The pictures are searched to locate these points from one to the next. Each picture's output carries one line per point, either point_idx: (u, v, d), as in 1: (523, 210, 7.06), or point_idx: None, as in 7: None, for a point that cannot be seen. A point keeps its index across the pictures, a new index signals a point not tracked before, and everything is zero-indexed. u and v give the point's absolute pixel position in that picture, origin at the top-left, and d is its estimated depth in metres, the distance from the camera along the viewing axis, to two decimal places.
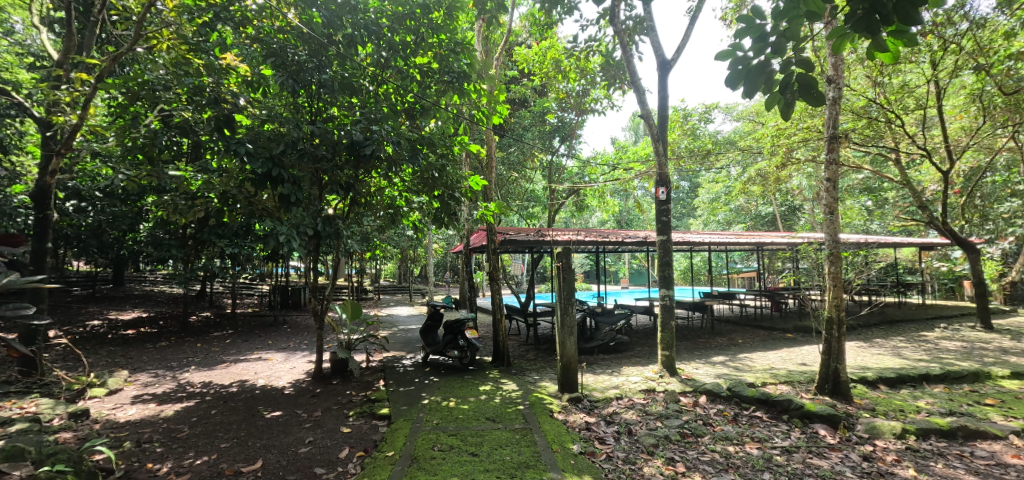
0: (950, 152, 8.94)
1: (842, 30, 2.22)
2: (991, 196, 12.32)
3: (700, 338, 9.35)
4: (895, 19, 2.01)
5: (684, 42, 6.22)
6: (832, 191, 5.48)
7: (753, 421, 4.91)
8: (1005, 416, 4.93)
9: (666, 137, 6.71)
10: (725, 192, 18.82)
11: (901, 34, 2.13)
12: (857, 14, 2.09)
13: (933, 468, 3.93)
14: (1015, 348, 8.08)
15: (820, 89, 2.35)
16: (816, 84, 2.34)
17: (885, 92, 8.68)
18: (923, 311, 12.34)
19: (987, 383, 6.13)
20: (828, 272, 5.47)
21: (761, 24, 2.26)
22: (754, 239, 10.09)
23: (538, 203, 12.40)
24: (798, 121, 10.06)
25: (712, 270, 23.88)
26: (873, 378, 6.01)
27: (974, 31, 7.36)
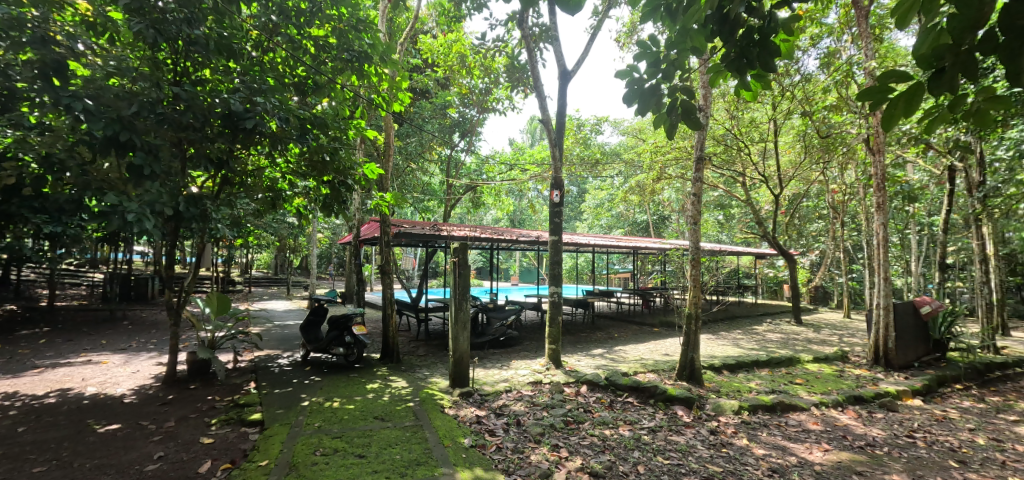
0: (781, 180, 10.97)
1: (718, 67, 2.51)
2: (805, 217, 16.02)
3: (582, 332, 10.10)
4: (758, 65, 2.24)
5: (584, 56, 6.59)
6: (696, 204, 6.35)
7: (625, 406, 5.48)
8: (808, 392, 6.22)
9: (563, 143, 7.04)
10: (608, 199, 20.77)
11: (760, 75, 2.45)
12: (731, 54, 2.31)
13: (761, 436, 4.80)
14: (817, 338, 10.23)
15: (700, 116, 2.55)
16: (696, 110, 2.53)
17: (738, 125, 10.37)
18: (756, 309, 14.92)
19: (798, 366, 7.67)
20: (690, 273, 6.30)
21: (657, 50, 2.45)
22: (631, 243, 11.18)
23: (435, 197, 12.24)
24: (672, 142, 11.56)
25: (593, 269, 25.95)
26: (719, 365, 7.12)
27: (802, 84, 9.09)
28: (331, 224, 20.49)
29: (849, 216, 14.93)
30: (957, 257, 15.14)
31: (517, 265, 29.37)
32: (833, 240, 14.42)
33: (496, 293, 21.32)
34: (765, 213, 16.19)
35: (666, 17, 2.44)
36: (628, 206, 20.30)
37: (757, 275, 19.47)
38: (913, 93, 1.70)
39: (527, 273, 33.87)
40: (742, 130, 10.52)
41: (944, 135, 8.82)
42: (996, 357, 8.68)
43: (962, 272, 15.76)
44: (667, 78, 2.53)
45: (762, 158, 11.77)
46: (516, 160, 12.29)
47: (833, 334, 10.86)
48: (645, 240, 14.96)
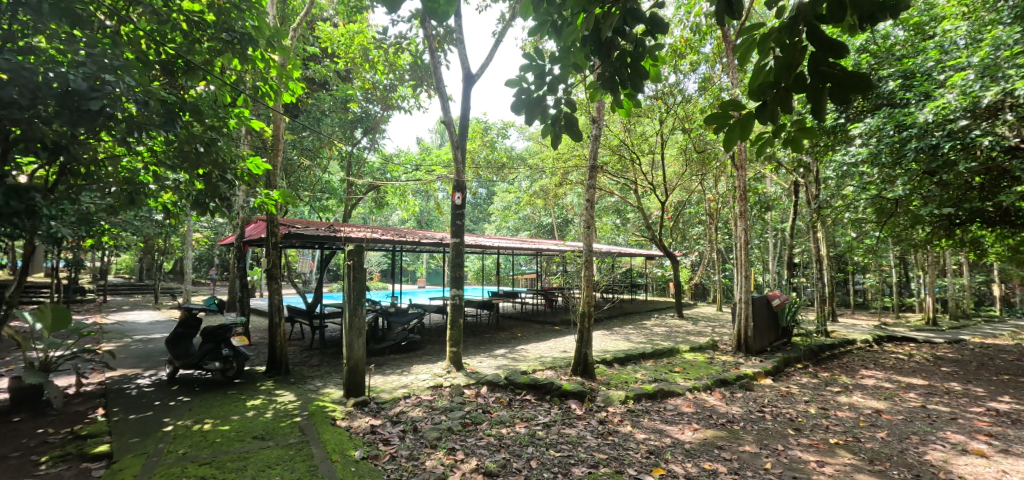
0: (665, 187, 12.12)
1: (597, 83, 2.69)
2: (688, 222, 18.27)
3: (486, 333, 10.22)
4: (628, 85, 2.44)
5: (488, 61, 6.67)
6: (591, 209, 6.75)
7: (523, 404, 5.64)
8: (685, 379, 6.93)
9: (465, 146, 7.06)
10: (515, 202, 21.32)
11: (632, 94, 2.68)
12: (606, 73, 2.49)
13: (643, 422, 5.24)
14: (695, 330, 11.44)
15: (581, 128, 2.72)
16: (578, 122, 2.69)
17: (630, 136, 11.30)
18: (646, 305, 16.28)
19: (677, 356, 8.51)
20: (584, 274, 6.68)
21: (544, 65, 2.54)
22: (534, 245, 11.59)
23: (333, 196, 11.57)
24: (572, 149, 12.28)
25: (499, 271, 26.39)
26: (610, 359, 7.64)
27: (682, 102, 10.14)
28: (212, 223, 18.43)
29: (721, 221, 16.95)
30: (802, 256, 17.91)
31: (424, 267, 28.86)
32: (708, 243, 16.25)
33: (401, 297, 20.72)
34: (654, 218, 17.77)
35: (552, 32, 2.56)
36: (534, 208, 21.00)
37: (648, 274, 21.26)
38: (744, 119, 2.08)
39: (435, 275, 33.46)
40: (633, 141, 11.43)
41: (790, 154, 10.40)
42: (828, 340, 10.42)
43: (806, 269, 18.68)
44: (552, 90, 2.66)
45: (651, 167, 12.91)
46: (421, 161, 12.14)
47: (708, 325, 12.23)
48: (547, 242, 15.58)
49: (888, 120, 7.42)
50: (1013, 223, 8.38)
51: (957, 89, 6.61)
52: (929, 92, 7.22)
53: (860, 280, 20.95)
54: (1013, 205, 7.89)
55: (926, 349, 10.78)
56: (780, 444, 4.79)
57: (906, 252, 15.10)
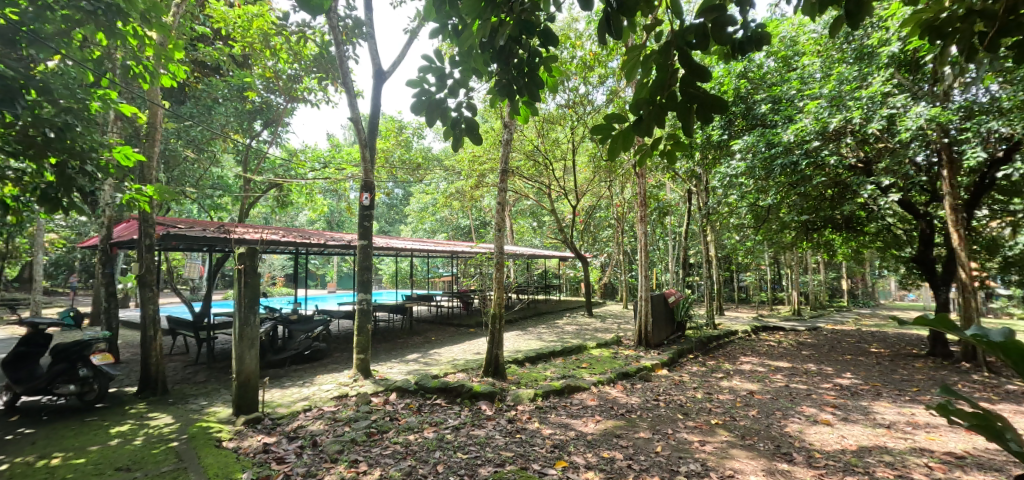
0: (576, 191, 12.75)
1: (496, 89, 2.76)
2: (598, 225, 19.39)
3: (398, 338, 9.94)
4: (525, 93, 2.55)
5: (400, 59, 6.51)
6: (502, 212, 6.86)
7: (433, 409, 5.57)
8: (590, 373, 7.31)
9: (375, 144, 6.82)
10: (432, 204, 21.06)
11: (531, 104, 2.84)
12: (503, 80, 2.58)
13: (550, 417, 5.44)
14: (602, 327, 12.12)
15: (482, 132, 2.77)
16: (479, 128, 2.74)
17: (543, 142, 11.80)
18: (558, 305, 16.91)
19: (585, 352, 8.95)
20: (495, 276, 6.77)
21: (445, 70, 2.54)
22: (449, 248, 11.53)
23: (227, 194, 10.57)
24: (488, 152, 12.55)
25: (415, 274, 25.84)
26: (521, 358, 7.81)
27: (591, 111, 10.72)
28: (76, 221, 15.93)
29: (627, 224, 18.17)
30: (696, 257, 19.74)
31: (334, 271, 27.39)
32: (615, 244, 17.32)
33: (308, 302, 19.47)
34: (566, 220, 18.56)
35: (453, 36, 2.59)
36: (451, 210, 20.93)
37: (561, 275, 22.12)
38: (626, 131, 2.35)
39: (346, 279, 31.92)
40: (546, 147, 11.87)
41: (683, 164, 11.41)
42: (715, 331, 11.59)
43: (698, 268, 20.60)
44: (453, 93, 2.68)
45: (564, 172, 13.49)
46: (331, 159, 11.64)
47: (614, 322, 13.02)
48: (463, 244, 15.59)
49: (760, 138, 8.47)
50: (854, 228, 9.95)
51: (813, 114, 7.68)
52: (792, 115, 8.37)
53: (742, 277, 23.58)
54: (854, 213, 9.37)
55: (792, 337, 12.41)
56: (671, 428, 5.24)
57: (777, 253, 17.25)
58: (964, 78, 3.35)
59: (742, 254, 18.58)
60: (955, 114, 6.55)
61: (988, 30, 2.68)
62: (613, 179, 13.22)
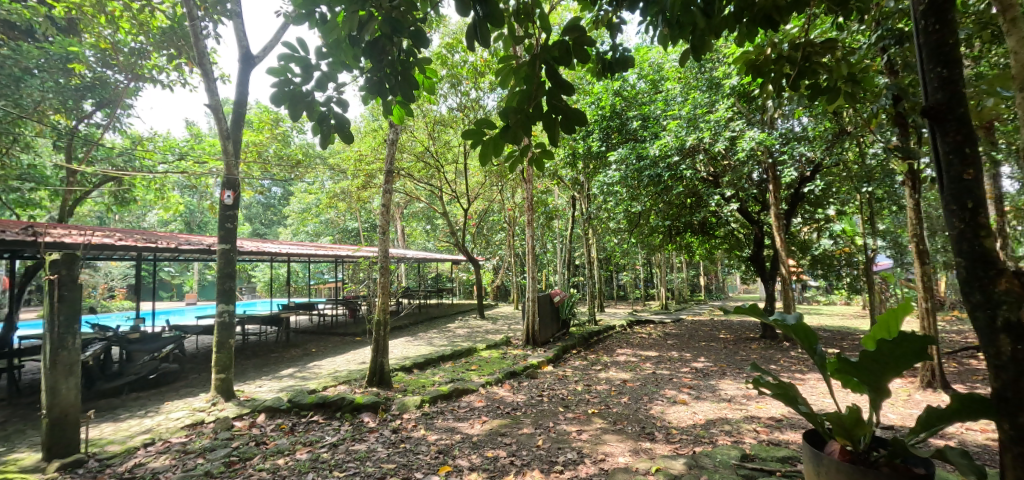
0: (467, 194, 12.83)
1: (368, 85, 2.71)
2: (490, 228, 19.73)
3: (271, 353, 9.03)
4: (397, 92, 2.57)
5: (272, 44, 5.94)
6: (387, 214, 6.61)
7: (308, 427, 5.16)
8: (479, 375, 7.38)
9: (240, 137, 6.13)
10: (315, 204, 19.64)
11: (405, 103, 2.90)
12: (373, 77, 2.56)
13: (436, 423, 5.37)
14: (493, 328, 12.33)
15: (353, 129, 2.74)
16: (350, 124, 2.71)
17: (435, 143, 11.74)
18: (450, 308, 16.84)
19: (475, 355, 9.02)
20: (380, 280, 6.50)
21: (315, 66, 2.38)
22: (331, 252, 10.83)
23: (44, 188, 8.71)
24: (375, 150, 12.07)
25: (295, 281, 23.84)
26: (409, 365, 7.60)
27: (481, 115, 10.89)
28: None
29: (517, 227, 18.78)
30: (580, 258, 21.07)
31: (193, 279, 24.07)
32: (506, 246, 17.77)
33: (161, 316, 16.89)
34: (458, 223, 18.60)
35: (319, 23, 2.44)
36: (336, 211, 19.74)
37: (454, 278, 22.08)
38: (494, 137, 2.45)
39: (210, 289, 28.32)
40: (436, 149, 11.79)
41: (568, 170, 12.12)
42: (596, 327, 12.47)
43: (582, 269, 22.01)
44: (319, 86, 2.55)
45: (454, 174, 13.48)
46: (189, 151, 10.19)
47: (504, 323, 13.34)
48: (349, 248, 14.77)
49: (632, 151, 9.36)
50: (707, 232, 11.43)
51: (673, 129, 8.68)
52: (658, 132, 9.40)
53: (620, 276, 25.76)
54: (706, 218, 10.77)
55: (660, 328, 13.84)
56: (552, 421, 5.51)
57: (649, 254, 19.14)
58: (781, 111, 4.01)
59: (620, 255, 20.30)
60: (777, 138, 7.87)
61: (791, 73, 3.29)
62: (503, 183, 13.56)
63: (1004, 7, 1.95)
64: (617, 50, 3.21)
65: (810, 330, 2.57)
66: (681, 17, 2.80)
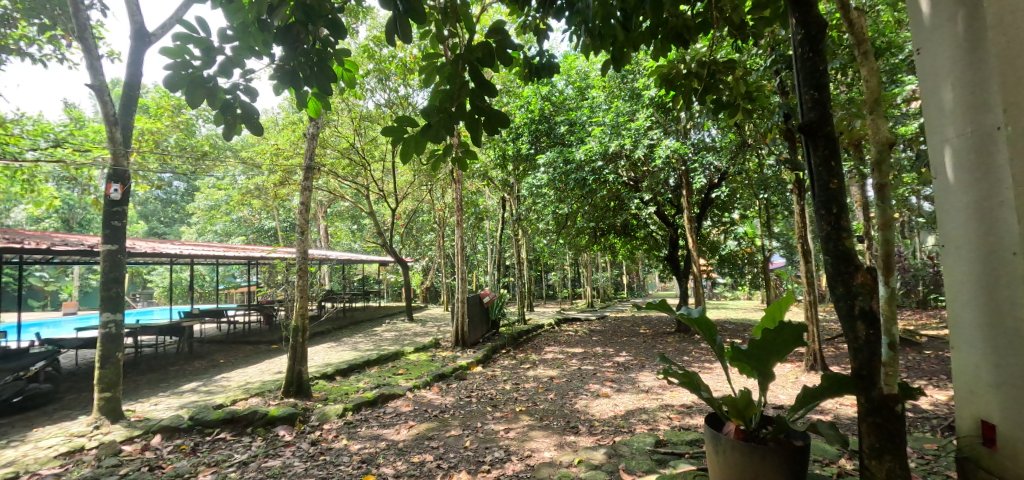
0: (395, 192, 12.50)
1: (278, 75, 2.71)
2: (420, 229, 19.39)
3: (171, 366, 8.18)
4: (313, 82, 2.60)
5: (172, 21, 5.39)
6: (305, 212, 6.25)
7: (213, 446, 4.75)
8: (406, 379, 7.22)
9: (131, 124, 5.48)
10: (225, 201, 18.13)
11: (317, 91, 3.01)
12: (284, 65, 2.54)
13: (359, 431, 5.17)
14: (421, 331, 12.11)
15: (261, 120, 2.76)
16: (258, 115, 2.71)
17: (361, 139, 11.34)
18: (377, 311, 16.30)
19: (402, 358, 8.81)
20: (297, 284, 6.12)
21: (219, 48, 2.39)
22: (243, 253, 10.06)
23: None
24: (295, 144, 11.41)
25: (203, 285, 21.84)
26: (331, 372, 7.25)
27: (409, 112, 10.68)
28: None
29: (448, 228, 18.62)
30: (510, 259, 21.34)
31: (76, 284, 21.22)
32: (436, 247, 17.55)
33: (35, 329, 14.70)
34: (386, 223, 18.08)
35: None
36: (251, 208, 18.36)
37: (382, 280, 21.42)
38: (416, 135, 2.45)
39: (96, 296, 25.11)
40: (363, 146, 11.38)
41: (498, 172, 12.21)
42: (525, 326, 12.69)
43: (512, 269, 22.29)
44: (221, 72, 2.45)
45: (381, 172, 13.07)
46: (68, 137, 8.96)
47: (434, 325, 13.16)
48: (264, 249, 13.78)
49: (560, 155, 9.67)
50: (629, 233, 12.06)
51: (597, 135, 9.07)
52: (584, 137, 9.78)
53: (549, 277, 26.46)
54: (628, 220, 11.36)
55: (586, 326, 14.38)
56: (480, 421, 5.52)
57: (576, 254, 19.83)
58: (693, 122, 4.33)
59: (548, 255, 20.82)
60: (690, 147, 8.49)
61: (700, 88, 3.58)
62: (432, 183, 13.38)
63: (859, 40, 2.24)
64: (544, 55, 3.31)
65: (710, 322, 2.83)
66: (604, 28, 2.94)
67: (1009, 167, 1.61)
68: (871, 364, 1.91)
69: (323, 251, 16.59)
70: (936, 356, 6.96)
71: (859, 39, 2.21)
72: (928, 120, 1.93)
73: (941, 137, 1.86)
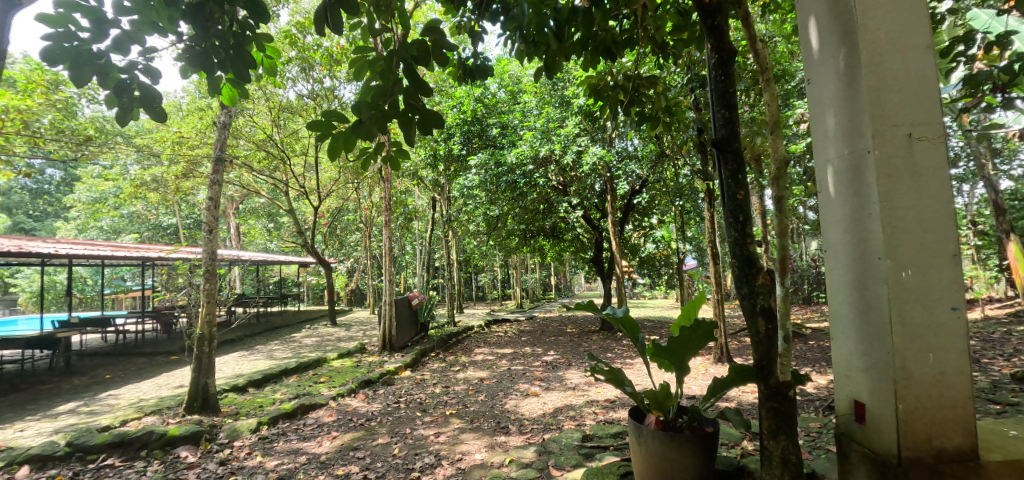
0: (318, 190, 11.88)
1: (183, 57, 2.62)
2: (345, 229, 18.60)
3: (43, 384, 7.13)
4: (229, 66, 2.65)
5: None
6: (214, 209, 5.77)
7: (100, 474, 4.22)
8: (328, 387, 6.89)
9: None
10: (116, 194, 16.17)
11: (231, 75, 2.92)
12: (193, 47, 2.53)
13: (276, 446, 4.86)
14: (345, 336, 11.62)
15: (162, 104, 2.62)
16: (158, 98, 2.58)
17: (280, 132, 10.65)
18: (296, 317, 15.38)
19: (324, 365, 8.40)
20: (204, 288, 5.63)
21: (112, 20, 2.26)
22: (137, 254, 9.03)
23: None
24: (202, 133, 10.46)
25: (86, 290, 19.27)
26: (243, 383, 6.74)
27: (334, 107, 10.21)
28: None
29: (374, 228, 18.02)
30: (439, 260, 21.11)
31: None
32: (362, 248, 16.91)
33: None
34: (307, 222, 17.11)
35: None
36: (147, 203, 16.52)
37: (301, 282, 20.23)
38: (345, 131, 2.38)
39: None
40: (282, 139, 10.69)
41: (428, 172, 12.02)
42: (454, 328, 12.61)
43: (441, 271, 22.06)
44: (118, 47, 2.35)
45: (302, 167, 12.37)
46: None
47: (358, 329, 12.66)
48: (163, 249, 12.47)
49: (491, 157, 9.76)
50: (557, 235, 12.43)
51: (529, 140, 9.27)
52: (515, 140, 9.95)
53: (479, 278, 26.52)
54: (556, 223, 11.71)
55: (515, 326, 14.58)
56: (408, 427, 5.42)
57: (505, 256, 20.04)
58: (616, 132, 4.58)
59: (479, 257, 20.88)
60: (615, 154, 8.96)
61: (624, 100, 3.81)
62: (358, 181, 12.89)
63: (763, 66, 2.49)
64: (478, 57, 3.34)
65: (633, 322, 3.02)
66: (537, 36, 3.05)
67: (876, 184, 1.88)
68: (769, 355, 2.14)
69: (234, 251, 15.34)
70: (819, 346, 7.92)
71: (763, 66, 2.47)
72: (816, 141, 2.20)
73: (825, 157, 2.13)
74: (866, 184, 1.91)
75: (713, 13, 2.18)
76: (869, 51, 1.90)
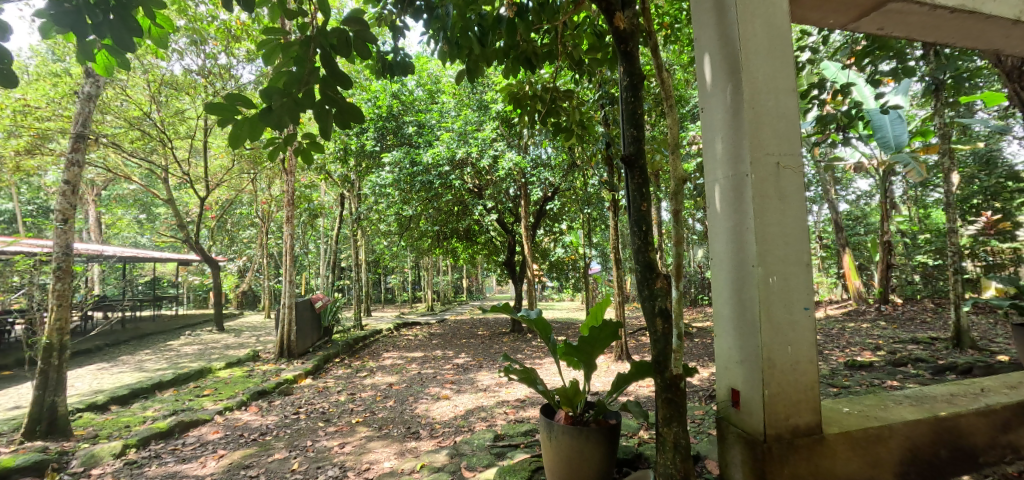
0: (206, 181, 10.72)
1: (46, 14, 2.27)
2: (238, 224, 16.99)
3: None
4: (107, 32, 2.35)
5: None
6: (71, 194, 4.97)
7: None
8: (214, 401, 6.26)
9: None
10: None
11: (109, 42, 2.59)
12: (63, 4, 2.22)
13: (148, 471, 4.31)
14: (234, 342, 10.59)
15: (11, 64, 2.26)
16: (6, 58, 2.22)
17: (161, 111, 9.44)
18: (172, 322, 13.67)
19: (208, 377, 7.60)
20: (52, 288, 4.80)
21: None
22: None
23: None
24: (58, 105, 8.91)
25: None
26: (103, 401, 5.86)
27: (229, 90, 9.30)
28: None
29: (273, 224, 16.67)
30: (346, 260, 20.10)
31: None
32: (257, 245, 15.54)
33: None
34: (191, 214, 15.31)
35: None
36: None
37: (180, 282, 18.01)
38: (252, 117, 2.20)
39: None
40: (162, 118, 9.46)
41: (336, 168, 11.41)
42: (361, 332, 12.09)
43: (348, 272, 21.01)
44: None
45: (187, 153, 11.07)
46: None
47: (251, 335, 11.62)
48: None
49: (406, 155, 9.56)
50: (470, 238, 12.48)
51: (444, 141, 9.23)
52: (432, 140, 9.85)
53: (388, 280, 25.66)
54: (471, 226, 11.76)
55: (425, 329, 14.33)
56: (309, 439, 5.11)
57: (416, 257, 19.67)
58: (532, 139, 4.75)
59: (389, 258, 20.22)
60: (529, 161, 9.26)
61: (541, 109, 3.98)
62: (256, 173, 11.86)
63: (666, 91, 2.76)
64: (398, 52, 3.29)
65: (546, 323, 3.14)
66: (461, 38, 3.10)
67: (752, 204, 2.17)
68: (665, 351, 2.37)
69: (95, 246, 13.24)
70: (704, 343, 8.85)
71: (667, 92, 2.74)
72: (706, 163, 2.48)
73: (714, 177, 2.41)
74: (745, 204, 2.21)
75: (625, 39, 2.37)
76: (750, 89, 2.20)
